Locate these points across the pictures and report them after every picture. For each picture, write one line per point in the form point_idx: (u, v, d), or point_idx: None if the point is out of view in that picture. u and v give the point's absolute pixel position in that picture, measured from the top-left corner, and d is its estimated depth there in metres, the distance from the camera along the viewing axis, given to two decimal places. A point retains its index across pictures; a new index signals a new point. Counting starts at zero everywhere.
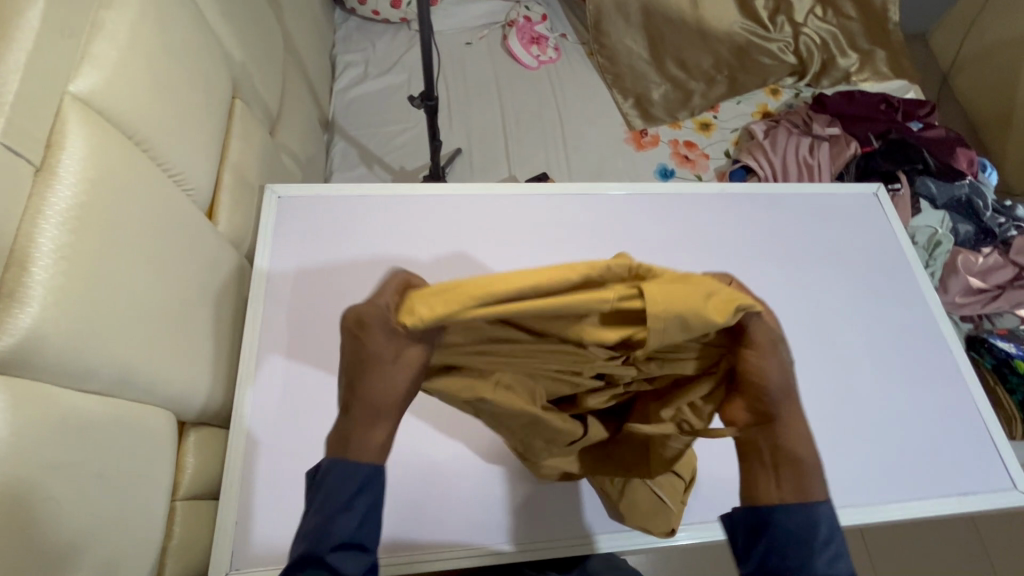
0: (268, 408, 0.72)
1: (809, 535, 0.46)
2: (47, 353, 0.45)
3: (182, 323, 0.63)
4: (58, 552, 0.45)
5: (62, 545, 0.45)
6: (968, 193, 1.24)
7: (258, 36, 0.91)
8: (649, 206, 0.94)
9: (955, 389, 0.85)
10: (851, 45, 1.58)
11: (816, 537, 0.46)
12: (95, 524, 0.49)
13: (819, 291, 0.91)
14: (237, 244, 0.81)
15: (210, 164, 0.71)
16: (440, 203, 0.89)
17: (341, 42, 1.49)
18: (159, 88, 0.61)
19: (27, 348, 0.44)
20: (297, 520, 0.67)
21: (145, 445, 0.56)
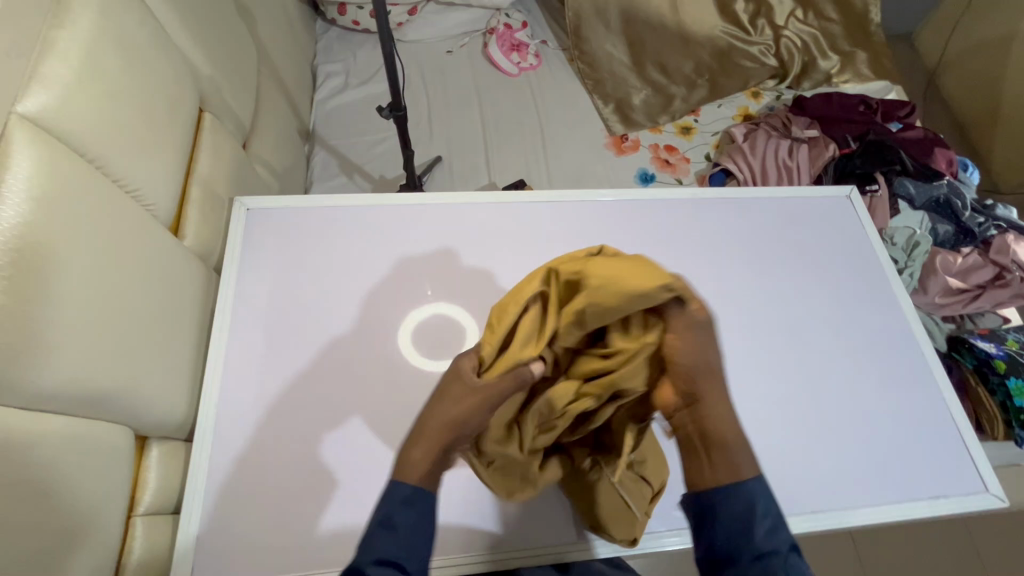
0: (234, 420, 0.72)
1: (752, 523, 0.54)
2: None
3: (141, 338, 0.63)
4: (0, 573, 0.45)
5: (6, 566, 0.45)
6: (946, 194, 1.24)
7: (228, 50, 0.92)
8: (621, 213, 0.94)
9: (928, 392, 0.85)
10: (832, 47, 1.58)
11: (757, 524, 0.54)
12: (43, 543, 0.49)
13: (791, 295, 0.91)
14: (204, 257, 0.81)
15: (172, 179, 0.71)
16: (411, 213, 0.90)
17: (321, 53, 1.50)
18: (116, 105, 0.61)
19: None
20: (260, 534, 0.67)
21: (100, 462, 0.56)
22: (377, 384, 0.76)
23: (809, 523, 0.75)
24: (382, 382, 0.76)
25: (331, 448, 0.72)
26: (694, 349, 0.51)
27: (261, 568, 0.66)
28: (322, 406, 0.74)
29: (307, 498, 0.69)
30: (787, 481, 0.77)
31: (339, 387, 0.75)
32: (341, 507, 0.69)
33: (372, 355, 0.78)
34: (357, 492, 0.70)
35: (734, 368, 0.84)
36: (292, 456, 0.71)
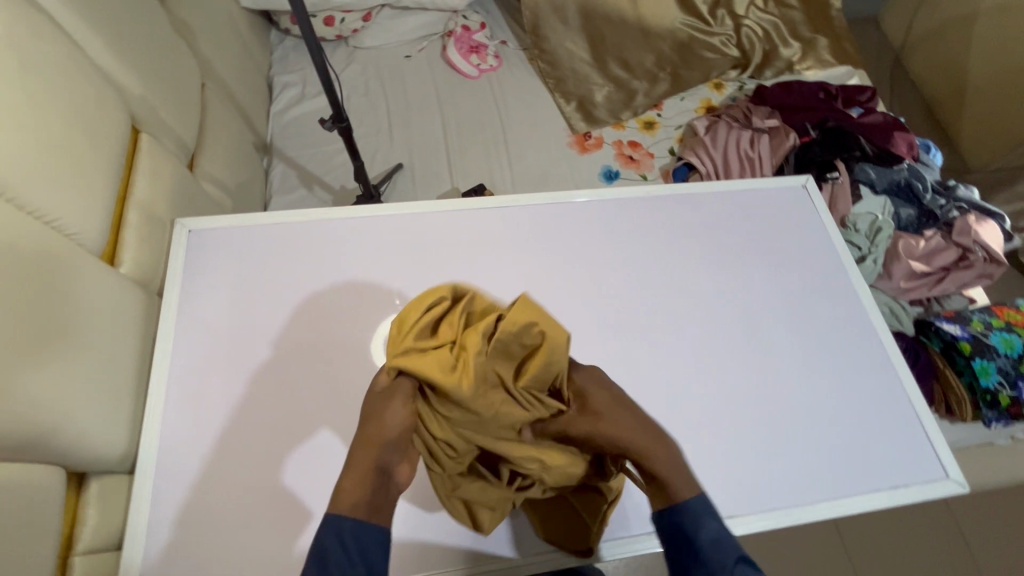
0: (179, 449, 0.71)
1: (697, 527, 0.57)
2: None
3: (70, 374, 0.61)
4: None
5: None
6: (907, 177, 1.24)
7: (165, 68, 0.89)
8: (575, 215, 0.93)
9: (887, 380, 0.85)
10: (793, 34, 1.57)
11: (702, 527, 0.57)
12: None
13: (748, 289, 0.90)
14: (145, 282, 0.79)
15: (100, 206, 0.69)
16: (360, 226, 0.88)
17: (277, 63, 1.48)
18: (28, 134, 0.59)
19: None
20: (208, 565, 0.66)
21: (27, 505, 0.54)
22: (328, 404, 0.75)
23: (771, 521, 0.74)
24: (333, 401, 0.75)
25: (281, 472, 0.71)
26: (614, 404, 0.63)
27: None
28: (272, 430, 0.73)
29: (257, 525, 0.68)
30: (748, 479, 0.77)
31: (289, 409, 0.74)
32: (291, 533, 0.68)
33: (322, 374, 0.77)
34: (307, 516, 0.68)
35: (693, 368, 0.83)
36: (240, 482, 0.70)
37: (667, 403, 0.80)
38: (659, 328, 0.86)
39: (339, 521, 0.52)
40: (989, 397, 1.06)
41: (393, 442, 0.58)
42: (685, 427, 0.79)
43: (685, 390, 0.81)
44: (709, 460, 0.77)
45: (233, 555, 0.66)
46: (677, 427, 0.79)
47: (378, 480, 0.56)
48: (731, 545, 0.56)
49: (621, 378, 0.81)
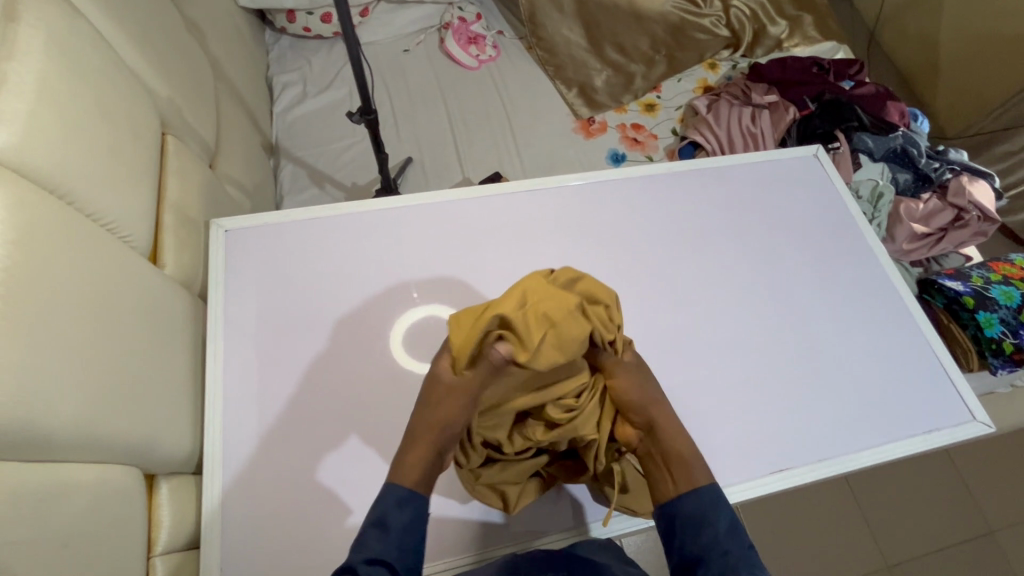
0: (242, 445, 0.71)
1: (712, 516, 0.59)
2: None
3: (137, 374, 0.61)
4: None
5: None
6: (903, 144, 1.29)
7: (183, 68, 0.88)
8: (602, 194, 0.95)
9: (909, 333, 0.89)
10: (779, 13, 1.61)
11: (718, 516, 0.59)
12: None
13: (772, 255, 0.94)
14: (187, 284, 0.78)
15: (144, 207, 0.68)
16: (394, 217, 0.89)
17: (275, 63, 1.46)
18: (81, 136, 0.58)
19: None
20: (285, 555, 0.66)
21: (112, 504, 0.55)
22: (383, 392, 0.76)
23: (817, 472, 0.78)
24: (388, 389, 0.76)
25: (345, 462, 0.71)
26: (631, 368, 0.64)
27: None
28: (333, 422, 0.73)
29: (328, 514, 0.68)
30: (791, 435, 0.80)
31: (346, 400, 0.75)
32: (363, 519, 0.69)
33: (374, 363, 0.77)
34: None
35: (730, 334, 0.86)
36: (307, 473, 0.70)
37: (708, 368, 0.83)
38: (692, 297, 0.89)
39: (394, 488, 0.57)
40: (994, 346, 1.12)
41: (450, 434, 0.58)
42: (727, 391, 0.82)
43: (724, 355, 0.85)
44: (752, 420, 0.80)
45: (308, 545, 0.67)
46: (721, 391, 0.82)
47: (435, 458, 0.58)
48: (742, 534, 0.59)
49: (662, 348, 0.84)
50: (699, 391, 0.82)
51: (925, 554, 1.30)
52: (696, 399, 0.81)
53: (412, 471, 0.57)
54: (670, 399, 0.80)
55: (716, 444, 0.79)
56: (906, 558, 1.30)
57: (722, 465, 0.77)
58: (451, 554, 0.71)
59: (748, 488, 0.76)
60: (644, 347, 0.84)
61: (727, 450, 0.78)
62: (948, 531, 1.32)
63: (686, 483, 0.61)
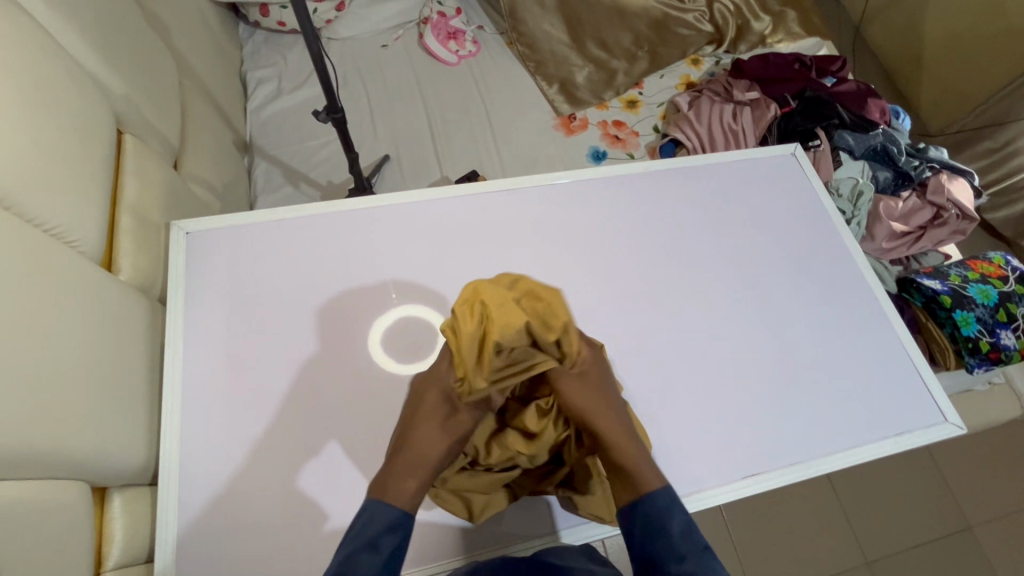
0: (201, 455, 0.69)
1: (665, 519, 0.58)
2: None
3: (85, 385, 0.59)
4: None
5: None
6: (882, 141, 1.29)
7: (143, 64, 0.85)
8: (576, 194, 0.94)
9: (883, 334, 0.89)
10: (763, 8, 1.60)
11: (672, 517, 0.58)
12: None
13: (748, 255, 0.93)
14: (145, 289, 0.76)
15: (95, 210, 0.66)
16: (362, 218, 0.87)
17: (249, 59, 1.43)
18: (21, 138, 0.56)
19: None
20: (243, 568, 0.65)
21: (56, 522, 0.53)
22: (348, 398, 0.74)
23: (790, 475, 0.77)
24: (353, 395, 0.74)
25: (308, 470, 0.70)
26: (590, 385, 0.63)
27: None
28: (296, 430, 0.72)
29: (290, 524, 0.67)
30: (763, 438, 0.79)
31: (310, 408, 0.73)
32: (326, 529, 0.67)
33: (339, 370, 0.76)
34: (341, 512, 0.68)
35: (704, 336, 0.85)
36: (268, 482, 0.69)
37: (681, 372, 0.82)
38: (666, 298, 0.87)
39: (369, 505, 0.57)
40: (970, 345, 1.13)
41: (435, 444, 0.60)
42: (700, 394, 0.81)
43: (697, 359, 0.84)
44: (725, 425, 0.79)
45: (269, 555, 0.66)
46: (695, 394, 0.81)
47: (419, 468, 0.59)
48: (698, 536, 0.58)
49: (634, 351, 0.83)
50: (671, 394, 0.80)
51: (903, 551, 1.31)
52: (669, 403, 0.80)
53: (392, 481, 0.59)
54: (642, 402, 0.79)
55: (688, 449, 0.78)
56: (884, 555, 1.30)
57: (694, 469, 0.76)
58: (411, 564, 0.69)
59: (720, 492, 0.75)
60: (616, 350, 0.82)
61: (698, 454, 0.77)
62: (927, 528, 1.33)
63: (639, 489, 0.60)
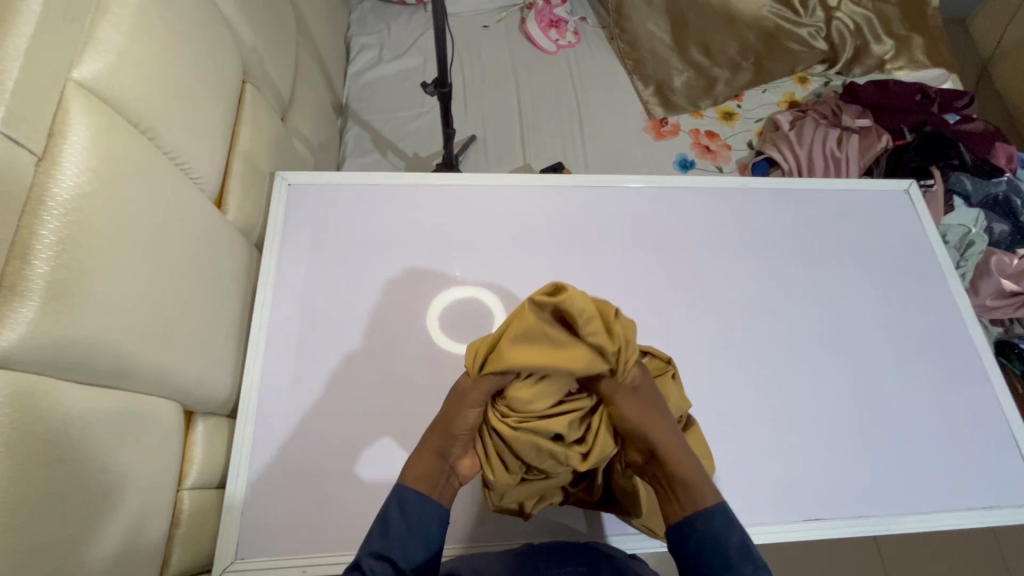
0: (277, 397, 0.73)
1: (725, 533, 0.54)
2: (62, 355, 0.44)
3: (190, 315, 0.61)
4: (82, 547, 0.45)
5: (84, 541, 0.45)
6: (1005, 191, 1.20)
7: (269, 18, 0.89)
8: (666, 201, 0.91)
9: (981, 398, 0.82)
10: (886, 30, 1.48)
11: (730, 533, 0.54)
12: (116, 521, 0.49)
13: (841, 291, 0.88)
14: (247, 233, 0.80)
15: (218, 150, 0.69)
16: (452, 195, 0.87)
17: (355, 24, 1.46)
18: (167, 73, 0.58)
19: (45, 348, 0.42)
20: (301, 512, 0.68)
21: (157, 438, 0.56)
22: (417, 369, 0.76)
23: (855, 528, 0.73)
24: (422, 366, 0.76)
25: (372, 431, 0.72)
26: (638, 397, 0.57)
27: (303, 546, 0.67)
28: (364, 391, 0.74)
29: (349, 479, 0.69)
30: (832, 484, 0.75)
31: (380, 371, 0.75)
32: (380, 491, 0.69)
33: (411, 340, 0.77)
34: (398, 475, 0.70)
35: (781, 368, 0.81)
36: (335, 434, 0.71)
37: (753, 403, 0.79)
38: (748, 322, 0.84)
39: (401, 492, 0.57)
40: None
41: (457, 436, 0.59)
42: (769, 426, 0.77)
43: (771, 391, 0.80)
44: (792, 463, 0.76)
45: (328, 503, 0.68)
46: (762, 424, 0.78)
47: (442, 462, 0.59)
48: (754, 555, 0.55)
49: (703, 368, 0.80)
50: (738, 421, 0.77)
51: None
52: (736, 431, 0.77)
53: (424, 476, 0.58)
54: (707, 424, 0.77)
55: (750, 481, 0.74)
56: None
57: (752, 503, 0.73)
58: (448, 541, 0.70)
59: (778, 531, 0.72)
60: (686, 366, 0.80)
61: (761, 487, 0.74)
62: None
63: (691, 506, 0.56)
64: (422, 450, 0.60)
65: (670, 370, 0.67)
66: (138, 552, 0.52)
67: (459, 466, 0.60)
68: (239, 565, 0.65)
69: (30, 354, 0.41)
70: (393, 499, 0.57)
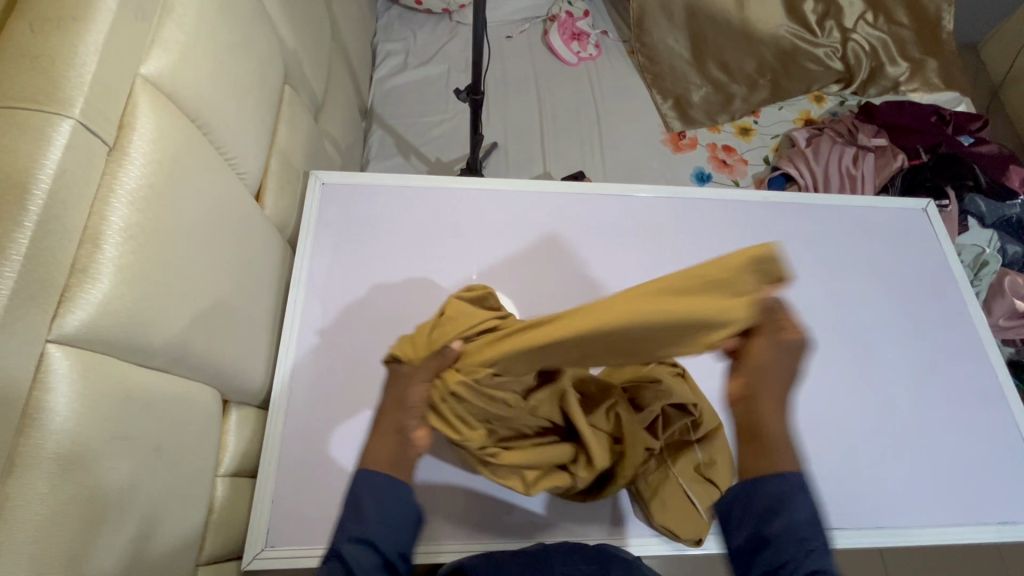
0: (307, 390, 0.74)
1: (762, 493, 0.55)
2: (124, 336, 0.45)
3: (232, 305, 0.63)
4: (134, 525, 0.46)
5: (135, 519, 0.46)
6: (1020, 214, 1.22)
7: (308, 22, 0.91)
8: (688, 211, 0.93)
9: (996, 414, 0.84)
10: (902, 53, 1.51)
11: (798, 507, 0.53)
12: (162, 501, 0.50)
13: (859, 304, 0.89)
14: (281, 229, 0.82)
15: (260, 148, 0.71)
16: (480, 199, 0.90)
17: (382, 31, 1.50)
18: (221, 71, 0.60)
19: (110, 327, 0.44)
20: (329, 502, 0.69)
21: (199, 423, 0.57)
22: None
23: (874, 538, 0.74)
24: None
25: None
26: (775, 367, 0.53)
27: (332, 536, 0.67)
28: None
29: None
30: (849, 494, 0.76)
31: None
32: None
33: None
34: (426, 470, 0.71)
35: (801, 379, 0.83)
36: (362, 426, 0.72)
37: None
38: None
39: (364, 475, 0.56)
40: None
41: (413, 411, 0.57)
42: None
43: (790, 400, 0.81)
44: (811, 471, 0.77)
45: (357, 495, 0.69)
46: None
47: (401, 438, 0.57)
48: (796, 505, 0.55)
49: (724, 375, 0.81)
50: None
51: None
52: None
53: (382, 453, 0.57)
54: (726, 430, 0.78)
55: None
56: None
57: None
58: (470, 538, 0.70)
59: None
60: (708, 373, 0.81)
61: None
62: None
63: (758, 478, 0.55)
64: (380, 432, 0.59)
65: (676, 371, 0.69)
66: (180, 534, 0.53)
67: (416, 435, 0.57)
68: (269, 553, 0.66)
69: (99, 333, 0.43)
70: (362, 485, 0.55)
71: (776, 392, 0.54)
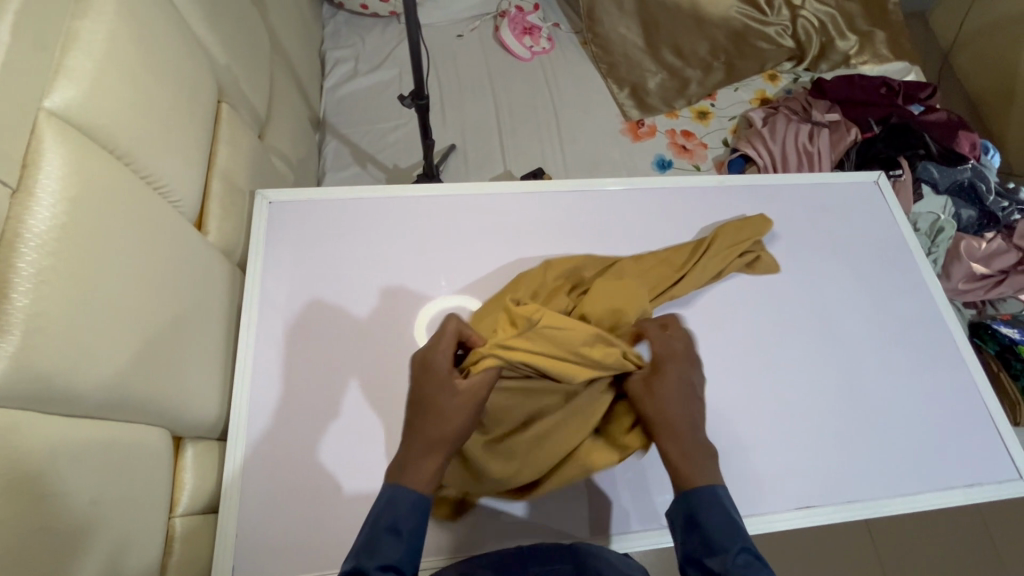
0: (272, 417, 0.72)
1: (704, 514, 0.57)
2: (43, 386, 0.43)
3: (176, 339, 0.61)
4: None
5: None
6: (970, 177, 1.24)
7: (242, 37, 0.88)
8: (644, 200, 0.92)
9: (958, 381, 0.85)
10: (850, 27, 1.52)
11: (712, 513, 0.56)
12: (107, 552, 0.48)
13: (817, 281, 0.90)
14: (228, 253, 0.79)
15: (196, 172, 0.68)
16: (433, 204, 0.88)
17: (329, 38, 1.46)
18: (142, 96, 0.58)
19: (24, 382, 0.41)
20: (296, 529, 0.67)
21: (147, 464, 0.55)
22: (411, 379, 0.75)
23: (845, 513, 0.75)
24: None
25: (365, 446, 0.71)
26: (731, 230, 0.88)
27: (300, 565, 0.66)
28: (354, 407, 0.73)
29: (341, 493, 0.69)
30: (818, 472, 0.77)
31: (368, 384, 0.74)
32: None
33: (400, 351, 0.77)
34: None
35: (765, 362, 0.83)
36: (327, 448, 0.71)
37: (741, 396, 0.80)
38: (733, 314, 0.86)
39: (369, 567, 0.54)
40: None
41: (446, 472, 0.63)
42: (756, 417, 0.79)
43: (756, 383, 0.81)
44: (780, 452, 0.77)
45: (323, 521, 0.67)
46: (750, 416, 0.79)
47: None
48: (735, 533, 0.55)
49: None
50: (727, 415, 0.79)
51: None
52: (725, 425, 0.78)
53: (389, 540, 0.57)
54: None
55: (742, 472, 0.76)
56: None
57: (746, 496, 0.74)
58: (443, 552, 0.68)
59: (771, 520, 0.73)
60: None
61: (753, 478, 0.75)
62: None
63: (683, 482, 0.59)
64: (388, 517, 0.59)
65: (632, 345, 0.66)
66: None
67: None
68: None
69: (15, 389, 0.41)
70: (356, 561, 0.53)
71: (750, 242, 0.88)
